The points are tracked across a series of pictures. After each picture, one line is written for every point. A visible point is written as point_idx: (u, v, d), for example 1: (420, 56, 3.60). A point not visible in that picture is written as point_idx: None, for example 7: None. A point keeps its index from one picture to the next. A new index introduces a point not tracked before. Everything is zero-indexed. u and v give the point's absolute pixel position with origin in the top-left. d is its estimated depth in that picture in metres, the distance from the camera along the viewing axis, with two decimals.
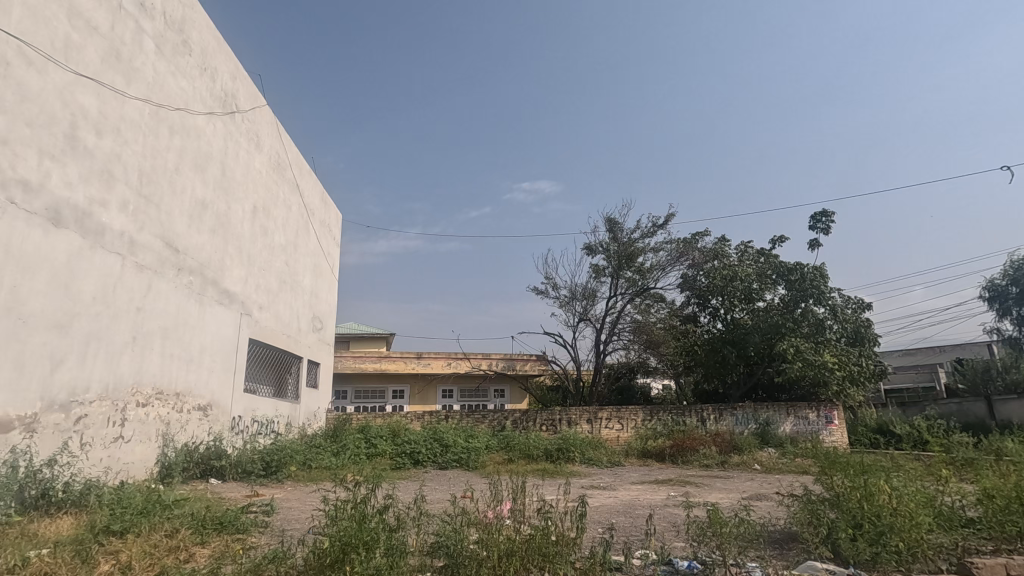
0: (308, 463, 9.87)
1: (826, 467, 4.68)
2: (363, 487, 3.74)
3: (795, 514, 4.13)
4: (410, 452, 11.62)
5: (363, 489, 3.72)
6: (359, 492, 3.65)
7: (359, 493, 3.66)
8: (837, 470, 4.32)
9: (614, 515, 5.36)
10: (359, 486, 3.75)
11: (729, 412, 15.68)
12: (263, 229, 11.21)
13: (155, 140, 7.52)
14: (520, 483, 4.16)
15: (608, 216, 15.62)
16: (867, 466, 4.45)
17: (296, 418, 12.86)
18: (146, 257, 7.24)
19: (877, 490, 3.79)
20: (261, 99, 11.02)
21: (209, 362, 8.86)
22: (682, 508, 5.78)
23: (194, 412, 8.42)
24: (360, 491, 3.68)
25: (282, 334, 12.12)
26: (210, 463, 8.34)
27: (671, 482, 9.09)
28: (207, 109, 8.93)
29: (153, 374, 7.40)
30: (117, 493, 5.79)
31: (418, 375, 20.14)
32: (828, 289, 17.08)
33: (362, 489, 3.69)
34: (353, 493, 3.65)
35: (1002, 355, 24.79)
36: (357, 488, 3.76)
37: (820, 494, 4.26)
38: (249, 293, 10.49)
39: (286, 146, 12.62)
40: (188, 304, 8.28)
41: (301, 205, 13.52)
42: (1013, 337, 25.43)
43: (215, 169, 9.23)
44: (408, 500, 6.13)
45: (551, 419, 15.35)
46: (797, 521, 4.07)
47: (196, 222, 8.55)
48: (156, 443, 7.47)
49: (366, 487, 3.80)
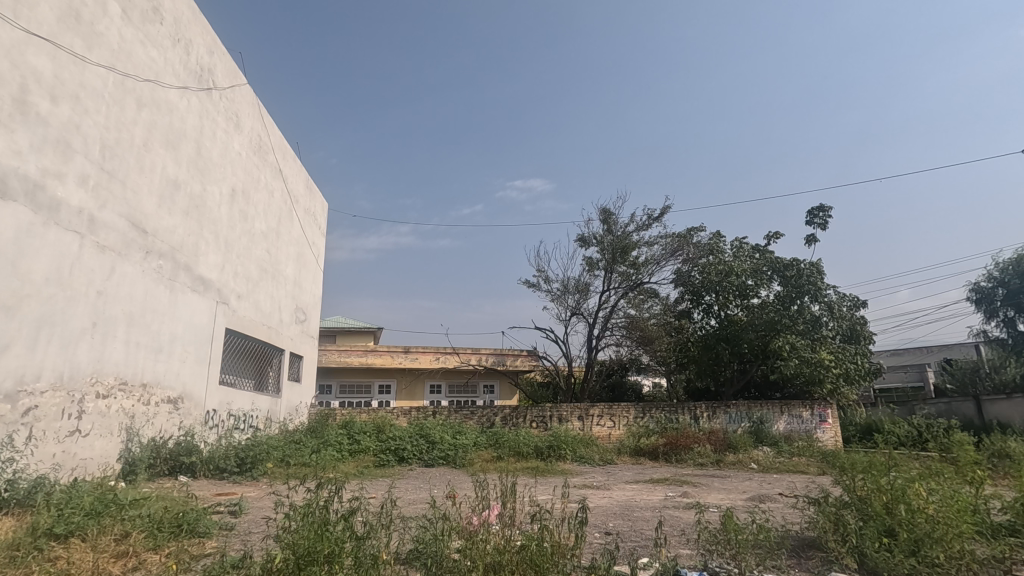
0: (286, 459, 9.36)
1: (842, 467, 4.33)
2: (327, 485, 3.28)
3: (815, 520, 3.77)
4: (394, 448, 11.18)
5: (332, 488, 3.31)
6: (325, 489, 3.24)
7: (328, 490, 3.24)
8: (856, 472, 3.96)
9: (611, 518, 4.94)
10: (325, 483, 3.31)
11: (723, 410, 15.35)
12: (242, 215, 10.68)
13: (120, 112, 6.98)
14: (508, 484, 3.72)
15: (603, 208, 15.13)
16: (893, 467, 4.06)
17: (277, 412, 12.35)
18: (108, 237, 6.71)
19: (914, 495, 3.41)
20: (241, 78, 10.47)
21: (181, 352, 8.35)
22: (683, 511, 5.38)
23: (163, 405, 7.91)
24: (328, 489, 3.26)
25: (261, 325, 11.57)
26: (179, 459, 7.82)
27: (667, 482, 8.67)
28: (180, 83, 8.39)
29: (116, 362, 6.89)
30: (68, 492, 5.24)
31: (406, 370, 19.67)
32: (824, 286, 16.83)
33: (328, 486, 3.25)
34: (318, 491, 3.24)
35: (991, 355, 24.73)
36: (323, 485, 3.33)
37: (839, 497, 3.88)
38: (226, 281, 9.97)
39: (268, 129, 12.07)
40: (157, 290, 7.76)
41: (284, 191, 12.96)
42: (999, 338, 25.37)
43: (189, 148, 8.68)
44: (389, 501, 5.68)
45: (541, 415, 14.94)
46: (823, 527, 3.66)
47: (166, 203, 8.02)
48: (118, 438, 6.96)
49: (332, 486, 3.36)
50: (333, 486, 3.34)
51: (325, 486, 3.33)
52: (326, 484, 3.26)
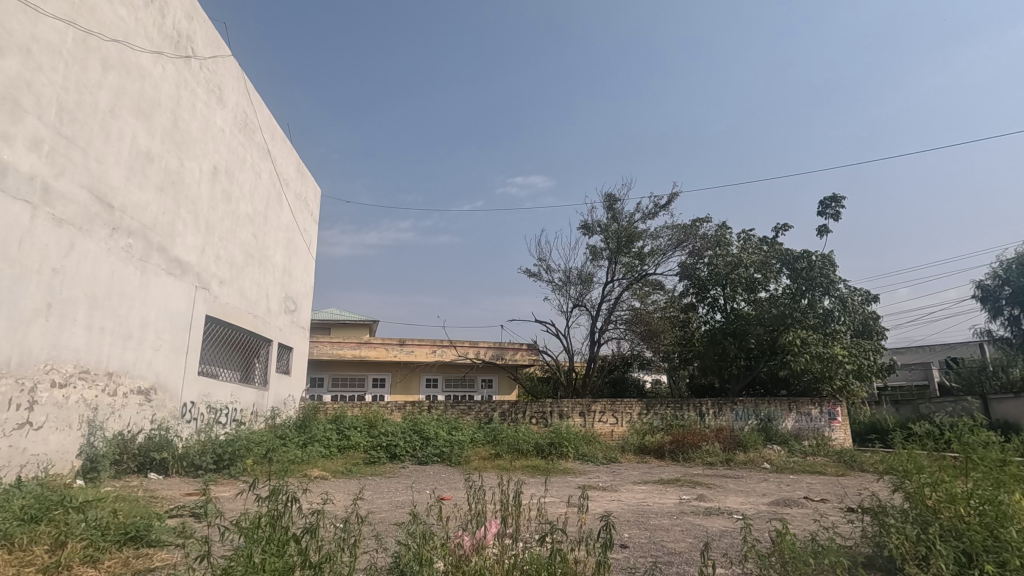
0: (269, 455, 8.74)
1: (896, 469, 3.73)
2: (277, 486, 2.67)
3: (876, 538, 3.20)
4: (386, 445, 10.56)
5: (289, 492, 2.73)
6: (277, 495, 2.63)
7: (280, 495, 2.63)
8: (923, 477, 3.39)
9: (628, 528, 4.34)
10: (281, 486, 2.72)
11: (729, 407, 14.74)
12: (226, 196, 10.03)
13: (81, 74, 6.32)
14: (510, 491, 3.14)
15: (607, 194, 14.43)
16: (972, 470, 3.44)
17: (264, 406, 11.73)
18: (67, 210, 6.08)
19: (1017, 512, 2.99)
20: (224, 48, 9.78)
21: (154, 340, 7.72)
22: (705, 518, 4.81)
23: (133, 396, 7.28)
24: (283, 495, 2.65)
25: (246, 314, 10.92)
26: (149, 455, 7.20)
27: (679, 482, 8.09)
28: (154, 47, 7.73)
29: (76, 349, 6.26)
30: (7, 493, 4.65)
31: (401, 363, 19.05)
32: (836, 279, 16.19)
33: (279, 492, 2.62)
34: (270, 499, 2.65)
35: (997, 354, 24.31)
36: (282, 490, 2.73)
37: (897, 510, 3.31)
38: (206, 265, 9.30)
39: (255, 106, 11.38)
40: (126, 271, 7.12)
41: (272, 172, 12.26)
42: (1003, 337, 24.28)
43: (164, 118, 8.02)
44: (370, 510, 5.08)
45: (541, 411, 14.30)
46: (902, 553, 2.94)
47: (137, 176, 7.36)
48: (78, 432, 6.35)
49: (289, 491, 2.80)
50: (287, 488, 2.75)
51: (286, 489, 2.74)
52: (276, 484, 2.65)
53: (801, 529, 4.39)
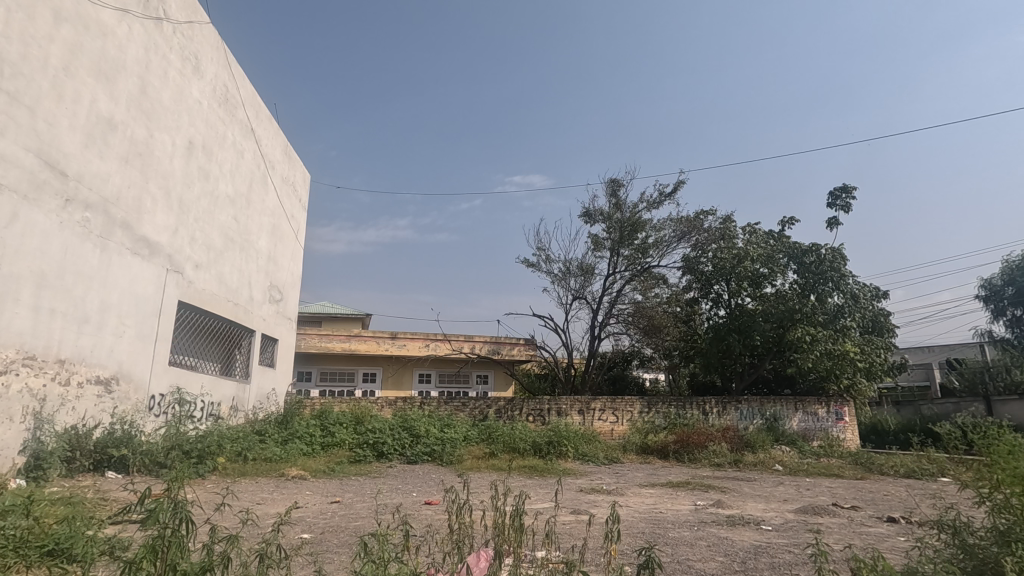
0: (243, 453, 8.10)
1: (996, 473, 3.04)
2: (169, 498, 2.22)
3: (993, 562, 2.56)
4: (372, 442, 9.87)
5: (183, 497, 2.27)
6: (173, 505, 2.17)
7: (176, 508, 2.19)
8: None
9: (644, 544, 3.67)
10: (176, 496, 2.26)
11: (734, 406, 14.11)
12: (203, 173, 9.32)
13: (28, 23, 5.65)
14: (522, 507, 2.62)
15: (611, 180, 13.76)
16: None
17: (245, 401, 11.04)
18: (9, 175, 5.42)
19: None
20: (201, 13, 9.07)
21: (115, 325, 7.01)
22: (728, 530, 4.19)
23: (89, 387, 6.58)
24: (180, 509, 2.20)
25: (226, 301, 10.19)
26: (107, 453, 6.51)
27: (689, 485, 7.42)
28: (118, 4, 7.04)
29: (20, 331, 5.60)
30: None
31: (393, 357, 18.34)
32: (847, 273, 15.53)
33: (174, 507, 2.18)
34: (161, 511, 2.21)
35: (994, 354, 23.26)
36: (176, 500, 2.26)
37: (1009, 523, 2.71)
38: (179, 247, 8.59)
39: (237, 81, 10.66)
40: (83, 249, 6.43)
41: (256, 152, 11.53)
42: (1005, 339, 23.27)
43: (131, 83, 7.33)
44: (334, 525, 4.42)
45: (538, 409, 13.64)
46: None
47: (97, 145, 6.68)
48: (21, 425, 5.69)
49: (188, 501, 2.28)
50: (184, 497, 2.30)
51: (181, 499, 2.27)
52: (168, 496, 2.20)
53: (875, 555, 3.49)
